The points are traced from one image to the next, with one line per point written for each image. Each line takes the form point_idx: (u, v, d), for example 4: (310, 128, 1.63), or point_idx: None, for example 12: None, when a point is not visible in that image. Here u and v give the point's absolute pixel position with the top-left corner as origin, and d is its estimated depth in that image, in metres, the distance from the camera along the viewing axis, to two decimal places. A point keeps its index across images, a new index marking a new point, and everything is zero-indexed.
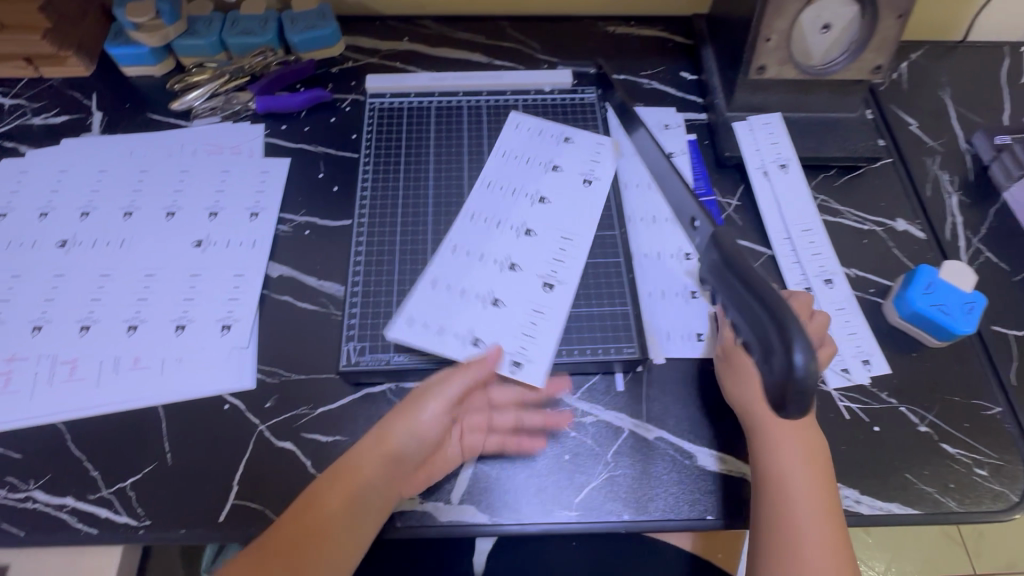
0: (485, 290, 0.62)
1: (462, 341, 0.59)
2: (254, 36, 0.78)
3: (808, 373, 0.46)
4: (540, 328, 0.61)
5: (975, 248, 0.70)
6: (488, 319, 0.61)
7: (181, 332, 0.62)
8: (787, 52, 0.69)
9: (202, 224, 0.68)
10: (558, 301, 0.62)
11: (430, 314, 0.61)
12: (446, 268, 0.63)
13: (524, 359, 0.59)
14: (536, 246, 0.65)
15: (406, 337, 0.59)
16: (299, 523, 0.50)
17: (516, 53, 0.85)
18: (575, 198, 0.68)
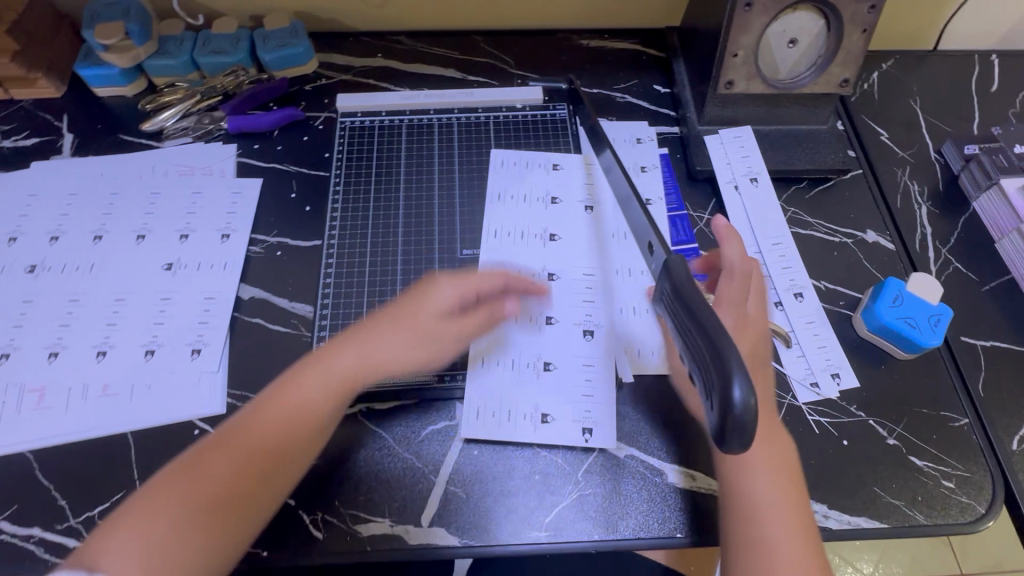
0: (531, 358, 0.62)
1: (532, 422, 0.59)
2: (225, 56, 0.78)
3: (744, 406, 0.36)
4: (596, 384, 0.61)
5: (944, 258, 0.71)
6: (547, 389, 0.61)
7: (150, 357, 0.61)
8: (755, 66, 0.69)
9: (173, 246, 0.68)
10: (598, 347, 0.63)
11: (489, 396, 0.60)
12: (485, 343, 0.62)
13: (592, 421, 0.59)
14: (560, 292, 0.66)
15: (477, 432, 0.58)
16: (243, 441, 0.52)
17: (490, 67, 0.85)
18: (583, 228, 0.70)
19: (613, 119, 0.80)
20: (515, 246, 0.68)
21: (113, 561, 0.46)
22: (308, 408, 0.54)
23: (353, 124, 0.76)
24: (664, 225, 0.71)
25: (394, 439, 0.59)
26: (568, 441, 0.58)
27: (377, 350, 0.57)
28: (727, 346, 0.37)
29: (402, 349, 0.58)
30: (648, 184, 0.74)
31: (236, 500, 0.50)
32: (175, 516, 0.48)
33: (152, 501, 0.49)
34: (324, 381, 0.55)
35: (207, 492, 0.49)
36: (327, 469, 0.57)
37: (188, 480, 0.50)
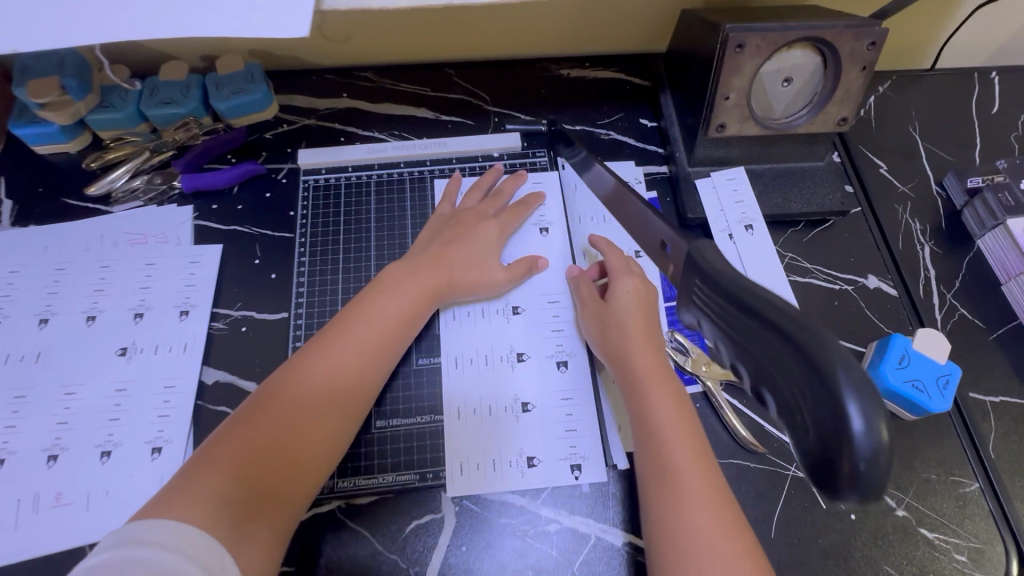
0: (509, 402, 0.61)
1: (519, 468, 0.58)
2: (176, 107, 0.72)
3: (873, 423, 0.25)
4: (577, 418, 0.60)
5: (950, 305, 0.68)
6: (528, 431, 0.60)
7: (105, 458, 0.57)
8: (748, 109, 0.64)
9: (127, 328, 0.63)
10: (575, 378, 0.62)
11: (471, 450, 0.58)
12: (458, 390, 0.61)
13: (579, 457, 0.59)
14: (529, 327, 0.65)
15: (464, 489, 0.57)
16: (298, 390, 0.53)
17: (464, 105, 0.79)
18: (542, 253, 0.69)
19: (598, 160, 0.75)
20: (518, 247, 0.69)
21: (213, 483, 0.46)
22: (376, 336, 0.58)
23: (317, 183, 0.71)
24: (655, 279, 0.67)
25: (376, 533, 0.55)
26: (559, 483, 0.58)
27: (443, 274, 0.63)
28: (831, 368, 0.26)
29: (467, 273, 0.64)
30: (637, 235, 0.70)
31: (320, 423, 0.52)
32: (261, 447, 0.49)
33: (231, 439, 0.49)
34: (393, 310, 0.60)
35: (264, 432, 0.50)
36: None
37: (270, 408, 0.51)
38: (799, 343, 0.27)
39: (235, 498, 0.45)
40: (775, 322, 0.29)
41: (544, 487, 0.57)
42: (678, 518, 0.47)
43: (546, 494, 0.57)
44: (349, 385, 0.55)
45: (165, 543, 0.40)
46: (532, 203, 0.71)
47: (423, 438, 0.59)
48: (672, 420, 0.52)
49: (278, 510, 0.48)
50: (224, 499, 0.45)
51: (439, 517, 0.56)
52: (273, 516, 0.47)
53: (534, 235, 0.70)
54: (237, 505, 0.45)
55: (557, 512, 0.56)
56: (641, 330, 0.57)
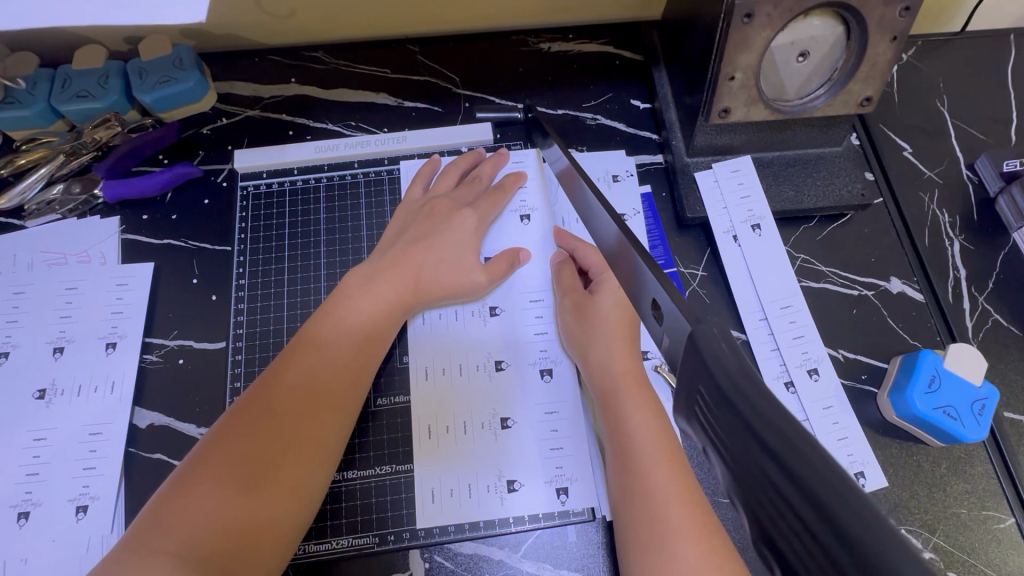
0: (486, 418, 0.53)
1: (498, 493, 0.51)
2: (92, 101, 0.61)
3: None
4: (564, 434, 0.53)
5: (982, 309, 0.59)
6: (509, 450, 0.52)
7: (23, 521, 0.50)
8: (756, 90, 0.54)
9: (45, 366, 0.55)
10: (561, 389, 0.54)
11: (445, 475, 0.52)
12: (427, 407, 0.53)
13: (567, 479, 0.51)
14: (509, 331, 0.57)
15: (436, 520, 0.50)
16: (252, 419, 0.46)
17: (429, 88, 0.68)
18: (523, 243, 0.60)
19: (584, 150, 0.66)
20: (497, 239, 0.60)
21: (171, 542, 0.39)
22: (346, 348, 0.50)
23: (257, 188, 0.62)
24: None
25: None
26: (543, 509, 0.51)
27: (410, 273, 0.54)
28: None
29: (439, 273, 0.56)
30: None
31: (291, 455, 0.45)
32: (225, 490, 0.42)
33: (189, 484, 0.42)
34: (365, 317, 0.52)
35: (221, 474, 0.43)
36: None
37: (232, 442, 0.44)
38: (850, 546, 0.15)
39: (200, 556, 0.39)
40: (811, 491, 0.16)
41: (526, 535, 0.51)
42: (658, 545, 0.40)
43: (527, 545, 0.50)
44: (313, 407, 0.47)
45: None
46: (513, 186, 0.61)
47: (390, 464, 0.52)
48: (653, 436, 0.46)
49: (254, 563, 0.42)
50: (183, 558, 0.39)
51: None
52: (246, 570, 0.41)
53: (514, 224, 0.61)
54: (200, 563, 0.39)
55: (540, 566, 0.49)
56: (622, 332, 0.52)
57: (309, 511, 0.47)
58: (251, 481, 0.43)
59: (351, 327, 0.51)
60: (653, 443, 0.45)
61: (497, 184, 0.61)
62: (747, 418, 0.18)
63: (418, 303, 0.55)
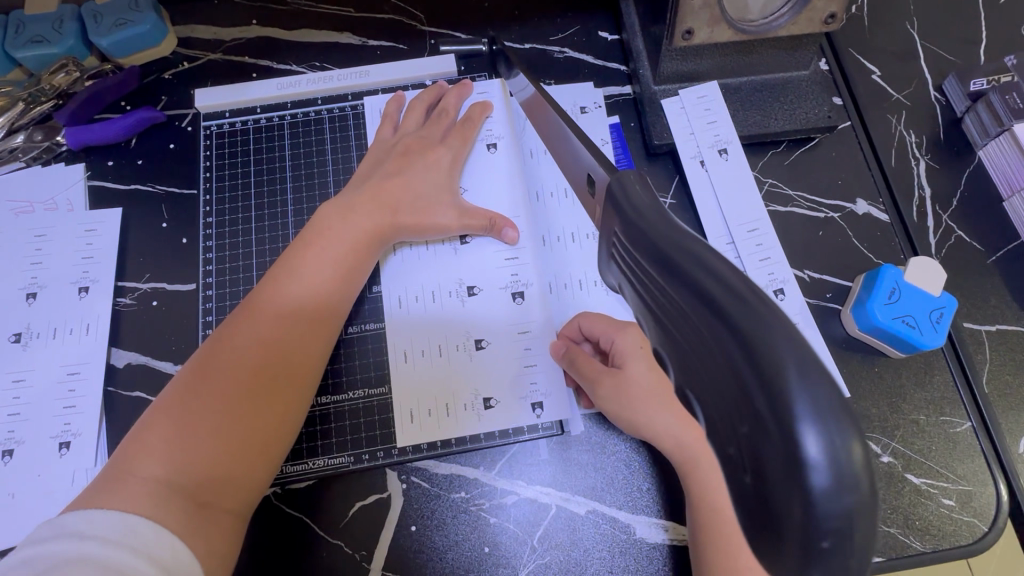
0: (460, 340, 0.54)
1: (474, 411, 0.52)
2: (48, 46, 0.60)
3: (847, 473, 0.14)
4: (536, 352, 0.54)
5: (945, 227, 0.60)
6: (483, 370, 0.54)
7: (8, 458, 0.51)
8: (717, 10, 0.53)
9: (19, 311, 0.55)
10: (532, 310, 0.55)
11: (420, 395, 0.53)
12: (403, 331, 0.54)
13: (540, 395, 0.53)
14: (481, 257, 0.57)
15: (415, 437, 0.52)
16: (232, 351, 0.46)
17: (393, 25, 0.67)
18: (491, 172, 0.60)
19: (552, 84, 0.65)
20: (469, 172, 0.60)
21: (156, 469, 0.41)
22: (320, 283, 0.51)
23: (221, 128, 0.61)
24: None
25: (316, 521, 0.50)
26: (516, 425, 0.52)
27: (383, 207, 0.54)
28: (782, 369, 0.15)
29: (411, 207, 0.55)
30: None
31: (273, 388, 0.46)
32: (207, 421, 0.43)
33: (170, 416, 0.43)
34: (338, 252, 0.52)
35: (201, 403, 0.44)
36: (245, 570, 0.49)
37: (212, 376, 0.45)
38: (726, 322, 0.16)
39: (189, 482, 0.41)
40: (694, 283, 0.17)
41: (500, 454, 0.52)
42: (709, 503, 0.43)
43: (501, 464, 0.52)
44: (291, 342, 0.48)
45: (106, 537, 0.36)
46: (475, 116, 0.61)
47: (365, 390, 0.53)
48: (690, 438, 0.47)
49: (236, 486, 0.43)
50: (172, 485, 0.40)
51: (386, 497, 0.51)
52: (228, 492, 0.43)
53: (482, 154, 0.61)
54: (190, 489, 0.41)
55: (514, 483, 0.51)
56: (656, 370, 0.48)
57: (291, 438, 0.48)
58: (231, 411, 0.44)
59: (326, 263, 0.51)
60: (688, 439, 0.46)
61: (465, 117, 0.61)
62: (660, 247, 0.18)
63: (390, 240, 0.55)
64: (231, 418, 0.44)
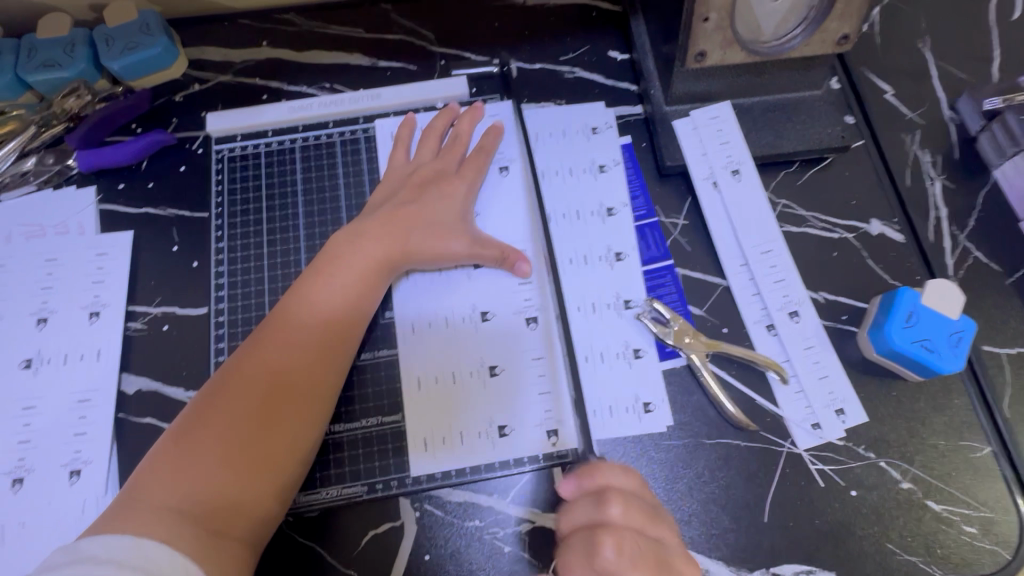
0: (474, 366, 0.54)
1: (489, 439, 0.52)
2: (59, 70, 0.60)
3: None
4: (551, 378, 0.54)
5: (962, 247, 0.60)
6: (497, 396, 0.53)
7: (18, 487, 0.51)
8: (730, 32, 0.53)
9: (29, 336, 0.55)
10: (547, 336, 0.55)
11: (434, 422, 0.52)
12: (417, 358, 0.54)
13: (556, 422, 0.52)
14: (494, 282, 0.57)
15: (430, 465, 0.51)
16: (245, 378, 0.46)
17: (404, 47, 0.67)
18: (502, 195, 0.60)
19: (563, 103, 0.65)
20: (482, 195, 0.60)
21: (169, 498, 0.40)
22: (332, 308, 0.50)
23: (233, 151, 0.61)
24: (631, 239, 0.59)
25: (328, 549, 0.50)
26: (532, 452, 0.52)
27: (396, 233, 0.54)
28: None
29: (425, 234, 0.55)
30: (608, 189, 0.61)
31: (284, 415, 0.46)
32: (220, 449, 0.43)
33: (183, 445, 0.43)
34: (350, 278, 0.51)
35: (214, 430, 0.43)
36: None
37: (224, 405, 0.45)
38: None
39: (200, 511, 0.41)
40: None
41: (515, 482, 0.51)
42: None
43: (515, 492, 0.51)
44: (303, 368, 0.48)
45: (121, 562, 0.36)
46: (488, 142, 0.60)
47: (378, 417, 0.53)
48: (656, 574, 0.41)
49: (249, 515, 0.43)
50: (183, 513, 0.40)
51: (399, 526, 0.50)
52: (240, 522, 0.42)
53: (494, 177, 0.61)
54: (201, 519, 0.40)
55: (528, 511, 0.51)
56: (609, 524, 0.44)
57: (306, 465, 0.48)
58: (244, 438, 0.44)
59: (338, 289, 0.51)
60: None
61: (478, 142, 0.61)
62: None
63: (404, 264, 0.55)
64: (243, 446, 0.43)
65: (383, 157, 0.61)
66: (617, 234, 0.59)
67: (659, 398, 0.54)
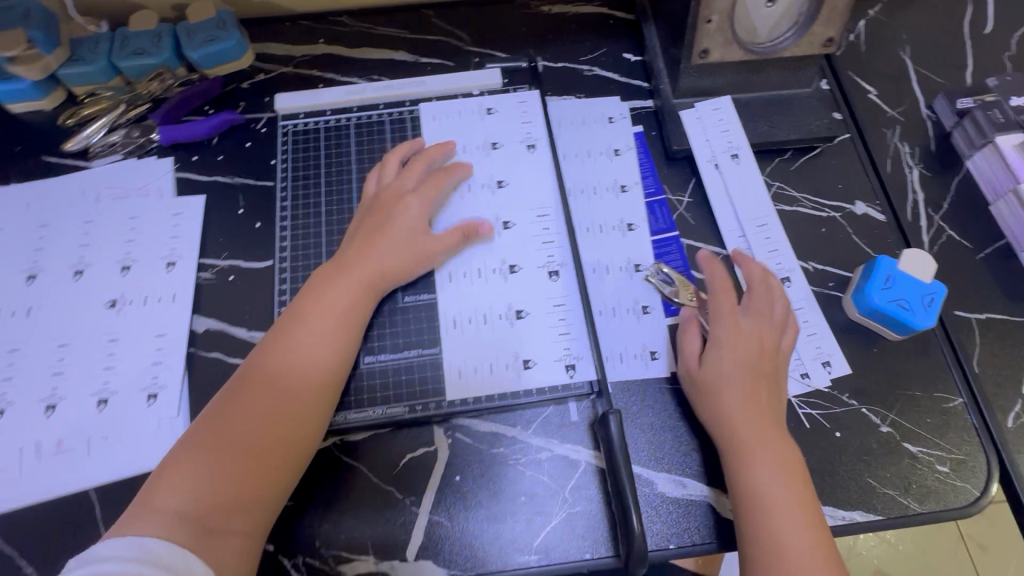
0: (502, 309, 0.61)
1: (515, 369, 0.59)
2: (148, 57, 0.70)
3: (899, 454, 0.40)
4: (570, 321, 0.61)
5: (936, 226, 0.67)
6: (521, 335, 0.60)
7: (102, 407, 0.58)
8: (730, 32, 0.62)
9: (115, 281, 0.63)
10: (568, 286, 0.62)
11: (468, 355, 0.60)
12: (452, 301, 0.62)
13: (573, 357, 0.60)
14: (521, 242, 0.64)
15: (464, 389, 0.58)
16: (243, 393, 0.51)
17: (443, 46, 0.76)
18: (526, 167, 0.68)
19: (582, 96, 0.73)
20: (505, 172, 0.68)
21: (170, 502, 0.45)
22: (320, 329, 0.54)
23: (295, 127, 0.70)
24: (641, 213, 0.67)
25: (371, 469, 0.56)
26: (552, 382, 0.59)
27: (375, 259, 0.58)
28: None
29: (399, 257, 0.59)
30: (623, 169, 0.69)
31: (274, 424, 0.50)
32: (217, 458, 0.47)
33: (187, 454, 0.48)
34: (337, 301, 0.56)
35: (213, 442, 0.48)
36: (311, 510, 0.55)
37: (219, 421, 0.49)
38: None
39: (200, 512, 0.45)
40: None
41: (536, 416, 0.58)
42: (747, 461, 0.51)
43: (537, 423, 0.58)
44: (291, 383, 0.52)
45: (128, 556, 0.41)
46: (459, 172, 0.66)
47: (417, 350, 0.60)
48: (734, 352, 0.56)
49: (241, 518, 0.47)
50: (185, 516, 0.45)
51: (433, 450, 0.57)
52: (232, 525, 0.46)
53: (521, 152, 0.69)
54: (198, 520, 0.45)
55: (549, 441, 0.57)
56: (730, 304, 0.59)
57: (296, 475, 0.51)
58: (237, 448, 0.48)
59: (327, 311, 0.55)
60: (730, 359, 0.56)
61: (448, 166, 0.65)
62: None
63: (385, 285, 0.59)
64: (238, 454, 0.48)
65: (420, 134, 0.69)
66: (629, 205, 0.67)
67: (664, 345, 0.61)
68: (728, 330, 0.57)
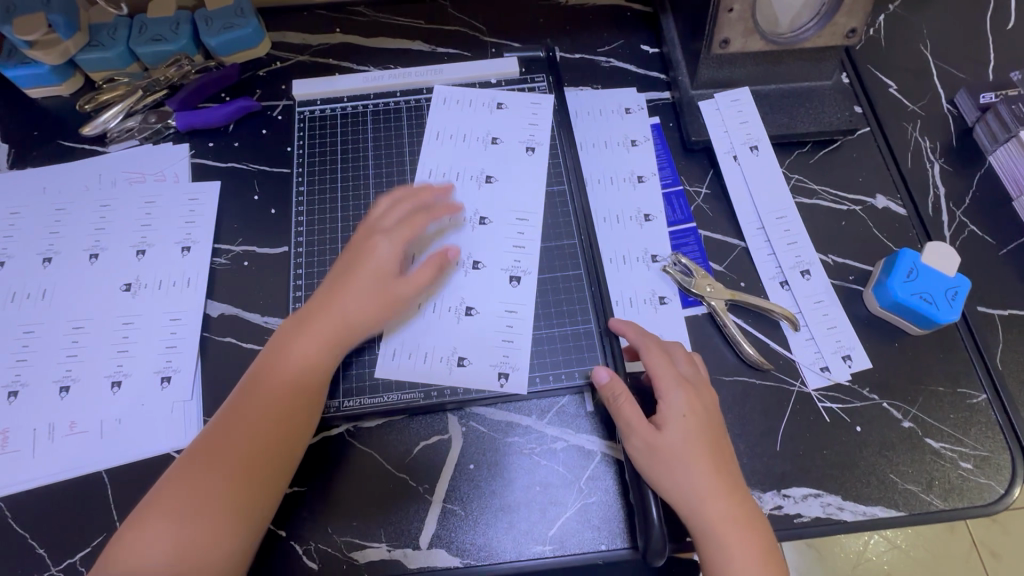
0: (453, 303, 0.60)
1: (447, 365, 0.58)
2: (165, 43, 0.70)
3: None
4: (516, 331, 0.59)
5: (958, 221, 0.66)
6: (468, 333, 0.59)
7: (116, 389, 0.58)
8: (752, 22, 0.61)
9: (130, 264, 0.63)
10: (525, 294, 0.61)
11: (422, 341, 0.59)
12: None
13: (509, 367, 0.58)
14: (492, 240, 0.63)
15: (397, 372, 0.57)
16: (209, 444, 0.49)
17: (460, 37, 0.76)
18: (520, 166, 0.67)
19: (598, 88, 0.73)
20: (506, 171, 0.66)
21: (139, 557, 0.45)
22: (288, 378, 0.52)
23: (313, 114, 0.70)
24: (659, 203, 0.66)
25: (385, 457, 0.56)
26: (484, 386, 0.57)
27: (341, 311, 0.54)
28: None
29: (366, 308, 0.55)
30: (640, 160, 0.68)
31: (235, 482, 0.48)
32: (181, 511, 0.46)
33: (155, 505, 0.47)
34: (304, 351, 0.53)
35: (178, 493, 0.47)
36: (323, 496, 0.54)
37: (191, 474, 0.48)
38: None
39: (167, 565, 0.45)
40: None
41: (551, 405, 0.58)
42: (714, 551, 0.48)
43: (552, 413, 0.57)
44: (253, 435, 0.49)
45: None
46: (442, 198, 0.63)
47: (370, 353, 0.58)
48: (684, 428, 0.50)
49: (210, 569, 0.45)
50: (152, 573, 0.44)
51: (446, 438, 0.56)
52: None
53: (520, 153, 0.67)
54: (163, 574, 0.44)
55: (564, 430, 0.57)
56: (674, 370, 0.53)
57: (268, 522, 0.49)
58: (199, 499, 0.47)
59: (295, 359, 0.52)
60: (679, 441, 0.50)
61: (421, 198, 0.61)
62: None
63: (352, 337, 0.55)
64: (203, 505, 0.47)
65: (433, 121, 0.69)
66: (646, 196, 0.66)
67: (680, 336, 0.60)
68: (676, 402, 0.51)
